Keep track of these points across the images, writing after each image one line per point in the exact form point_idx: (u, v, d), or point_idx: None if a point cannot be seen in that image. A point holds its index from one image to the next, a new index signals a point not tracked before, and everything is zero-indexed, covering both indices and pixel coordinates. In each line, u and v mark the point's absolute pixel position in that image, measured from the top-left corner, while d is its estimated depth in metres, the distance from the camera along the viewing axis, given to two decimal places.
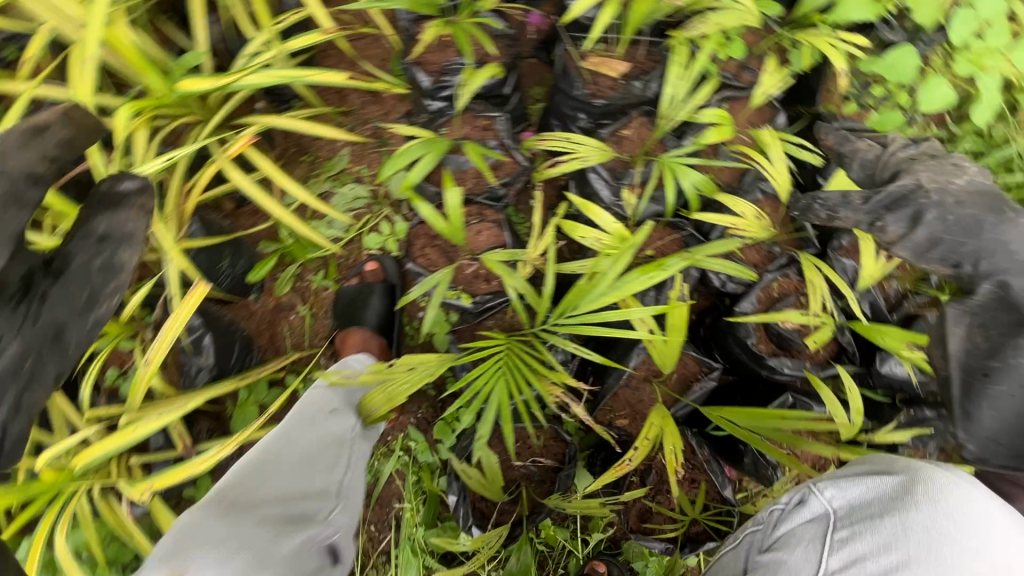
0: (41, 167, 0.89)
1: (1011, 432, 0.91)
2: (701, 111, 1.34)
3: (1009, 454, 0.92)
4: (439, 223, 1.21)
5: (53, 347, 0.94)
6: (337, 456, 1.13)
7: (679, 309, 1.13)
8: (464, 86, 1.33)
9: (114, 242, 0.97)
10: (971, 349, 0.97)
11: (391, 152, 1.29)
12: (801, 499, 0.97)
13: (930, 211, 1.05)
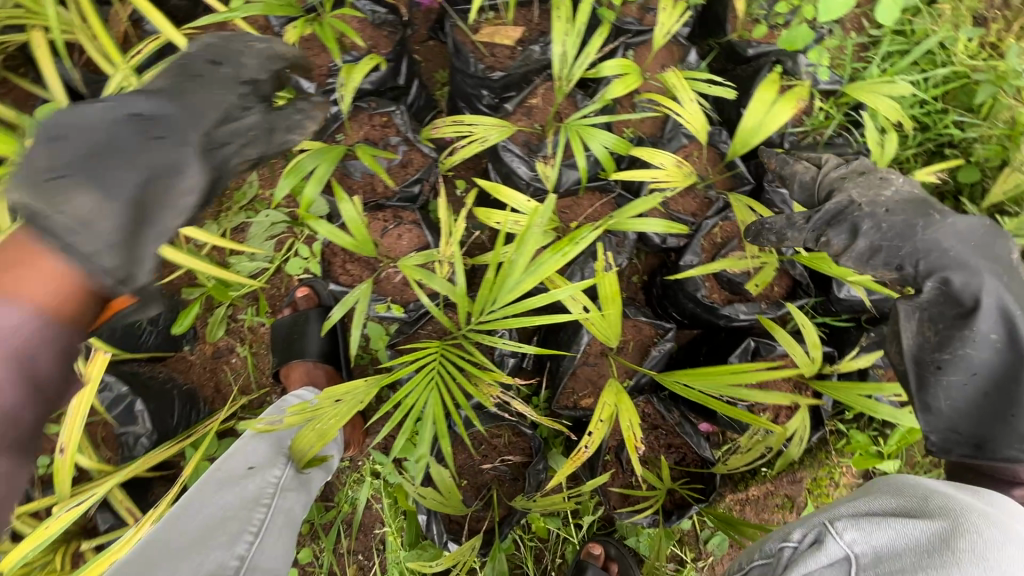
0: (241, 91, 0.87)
1: (971, 418, 0.91)
2: (602, 65, 1.24)
3: (966, 441, 0.91)
4: (343, 238, 1.14)
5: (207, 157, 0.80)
6: (246, 521, 1.11)
7: (606, 280, 1.07)
8: (344, 86, 1.22)
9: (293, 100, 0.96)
10: (921, 343, 0.94)
11: (282, 171, 1.20)
12: (815, 540, 0.80)
13: (864, 222, 0.97)
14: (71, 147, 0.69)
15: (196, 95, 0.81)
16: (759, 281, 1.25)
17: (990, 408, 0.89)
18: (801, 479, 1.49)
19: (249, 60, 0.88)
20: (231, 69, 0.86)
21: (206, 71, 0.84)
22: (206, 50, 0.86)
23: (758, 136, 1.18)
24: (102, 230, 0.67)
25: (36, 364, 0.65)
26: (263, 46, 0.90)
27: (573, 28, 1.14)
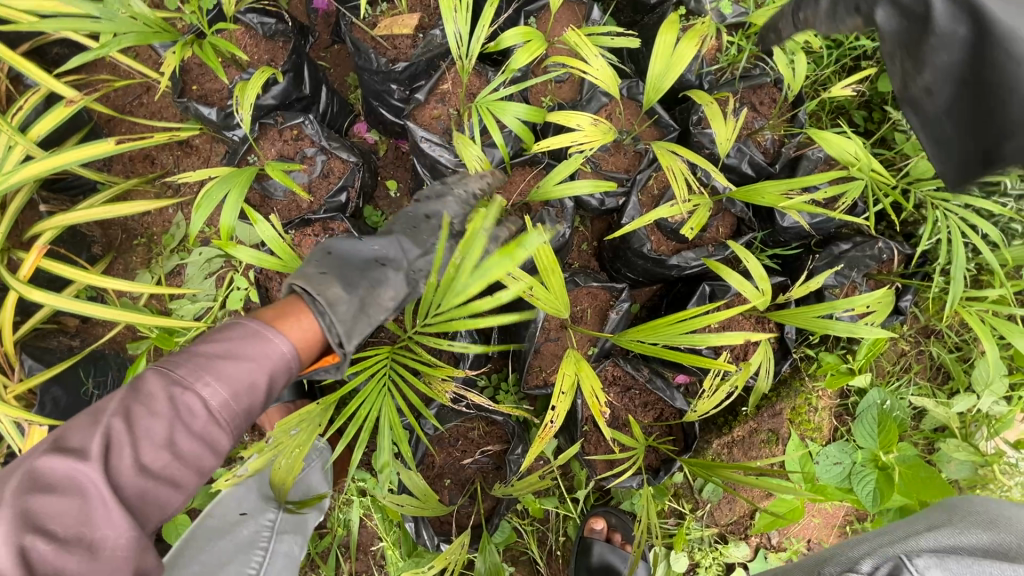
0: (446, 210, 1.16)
1: (977, 121, 0.70)
2: (502, 36, 1.20)
3: (977, 159, 0.71)
4: (269, 259, 1.09)
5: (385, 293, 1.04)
6: (246, 563, 1.11)
7: (540, 253, 1.05)
8: (241, 104, 1.17)
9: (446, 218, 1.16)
10: (905, 78, 0.75)
11: (192, 204, 1.14)
12: (889, 575, 0.70)
13: None
14: (330, 257, 1.03)
15: (422, 230, 1.13)
16: (692, 224, 1.16)
17: (980, 113, 0.69)
18: (780, 411, 1.51)
19: (454, 198, 1.16)
20: (461, 195, 1.16)
21: (430, 207, 1.15)
22: (443, 183, 1.19)
23: (666, 81, 1.17)
24: (335, 308, 0.96)
25: (226, 427, 0.83)
26: (465, 191, 1.17)
27: (462, 4, 1.10)
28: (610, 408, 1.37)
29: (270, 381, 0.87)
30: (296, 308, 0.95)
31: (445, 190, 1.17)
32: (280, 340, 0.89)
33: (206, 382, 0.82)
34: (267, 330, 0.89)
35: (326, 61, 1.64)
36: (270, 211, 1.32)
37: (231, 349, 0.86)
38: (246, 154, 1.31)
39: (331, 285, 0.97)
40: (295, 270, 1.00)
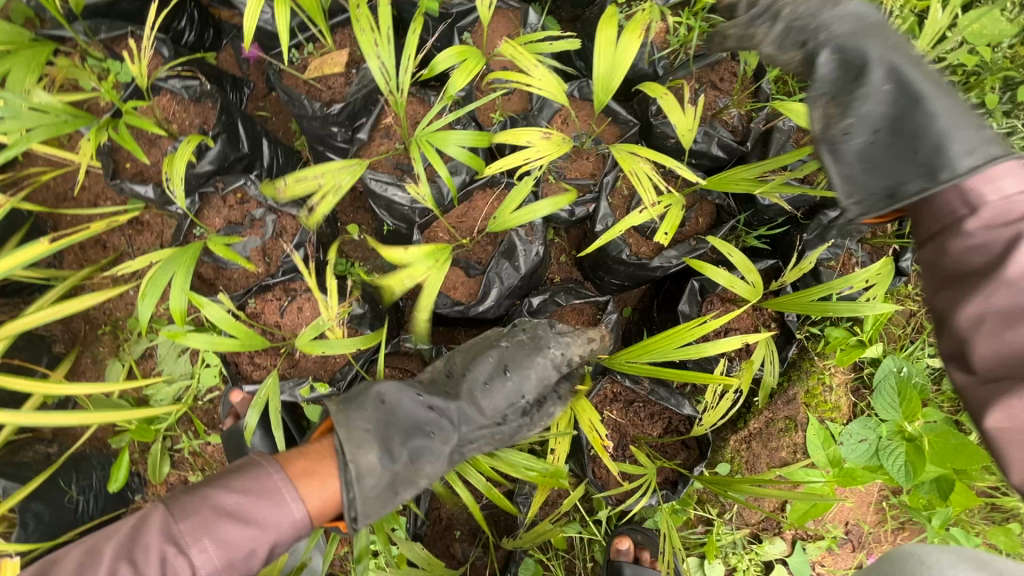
0: (508, 357, 1.13)
1: (874, 171, 0.88)
2: (434, 60, 1.13)
3: (881, 196, 0.87)
4: (224, 340, 1.02)
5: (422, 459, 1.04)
6: None
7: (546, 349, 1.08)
8: (171, 178, 1.10)
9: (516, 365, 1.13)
10: (827, 119, 0.93)
11: (138, 294, 1.08)
12: None
13: (783, 8, 1.01)
14: (383, 411, 1.05)
15: (491, 395, 1.10)
16: (667, 228, 1.07)
17: (892, 156, 0.87)
18: (795, 396, 1.44)
19: (538, 368, 1.12)
20: (544, 368, 1.12)
21: (513, 365, 1.12)
22: (538, 333, 1.15)
23: (615, 78, 1.09)
24: (366, 481, 0.97)
25: None
26: (558, 355, 1.13)
27: (381, 38, 1.03)
28: (614, 425, 1.30)
29: (270, 548, 0.91)
30: (325, 460, 0.98)
31: (539, 347, 1.13)
32: (296, 506, 0.92)
33: (207, 544, 0.87)
34: (287, 489, 0.93)
35: (266, 110, 1.56)
36: (226, 282, 1.25)
37: (240, 511, 0.89)
38: (191, 228, 1.24)
39: (368, 449, 0.98)
40: (345, 417, 1.00)
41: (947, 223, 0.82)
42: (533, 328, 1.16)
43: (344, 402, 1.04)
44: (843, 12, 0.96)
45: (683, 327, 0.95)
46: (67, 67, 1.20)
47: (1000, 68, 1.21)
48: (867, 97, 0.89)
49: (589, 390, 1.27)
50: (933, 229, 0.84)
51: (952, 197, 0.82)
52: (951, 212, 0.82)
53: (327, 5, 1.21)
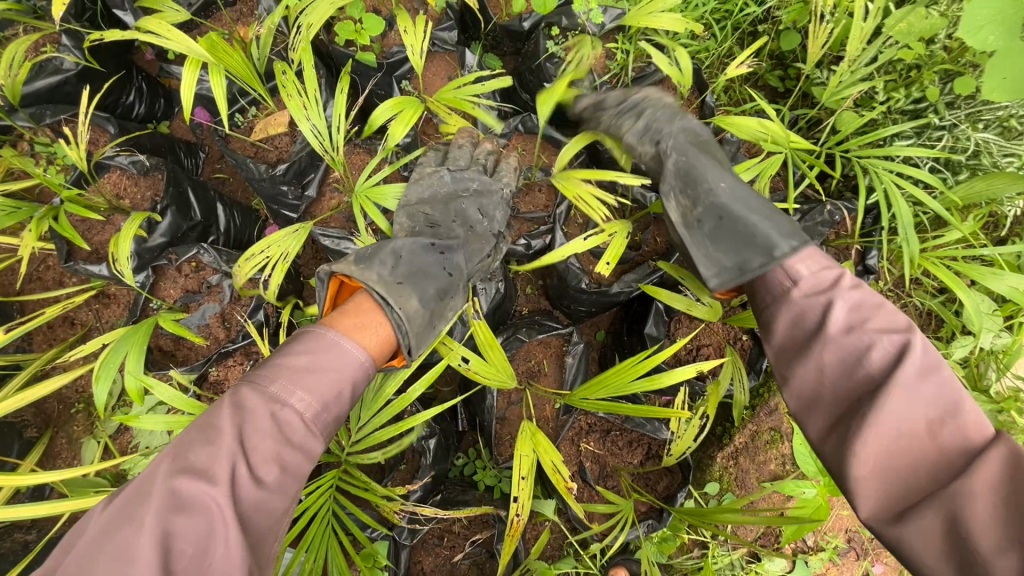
0: (483, 198, 1.14)
1: (730, 250, 0.93)
2: (371, 113, 1.13)
3: (733, 269, 0.91)
4: (179, 418, 1.02)
5: (448, 297, 1.03)
6: None
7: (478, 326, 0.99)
8: (118, 258, 1.10)
9: (485, 204, 1.15)
10: (680, 208, 1.00)
11: (93, 377, 1.07)
12: None
13: (632, 123, 1.13)
14: (401, 265, 0.98)
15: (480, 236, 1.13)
16: (610, 257, 1.07)
17: (738, 239, 0.92)
18: (777, 406, 1.40)
19: (498, 204, 1.16)
20: (505, 202, 1.17)
21: (485, 206, 1.14)
22: (486, 179, 1.15)
23: (549, 108, 1.10)
24: (413, 321, 0.93)
25: (312, 449, 0.77)
26: (510, 187, 1.17)
27: (311, 102, 1.06)
28: (593, 457, 1.27)
29: (353, 390, 0.83)
30: (365, 312, 0.90)
31: (491, 190, 1.15)
32: (358, 349, 0.84)
33: (299, 399, 0.76)
34: (344, 339, 0.83)
35: (223, 172, 1.57)
36: (186, 351, 1.24)
37: (315, 363, 0.80)
38: (147, 302, 1.24)
39: (409, 293, 0.94)
40: (364, 272, 0.92)
41: (776, 292, 0.87)
42: (476, 175, 1.15)
43: (356, 259, 0.93)
44: (678, 126, 1.08)
45: (635, 358, 0.93)
46: (10, 157, 1.20)
47: (937, 61, 1.21)
48: (702, 187, 0.97)
49: (562, 425, 1.25)
50: (766, 300, 0.89)
51: (777, 275, 0.88)
52: (779, 285, 0.87)
53: (261, 69, 1.22)
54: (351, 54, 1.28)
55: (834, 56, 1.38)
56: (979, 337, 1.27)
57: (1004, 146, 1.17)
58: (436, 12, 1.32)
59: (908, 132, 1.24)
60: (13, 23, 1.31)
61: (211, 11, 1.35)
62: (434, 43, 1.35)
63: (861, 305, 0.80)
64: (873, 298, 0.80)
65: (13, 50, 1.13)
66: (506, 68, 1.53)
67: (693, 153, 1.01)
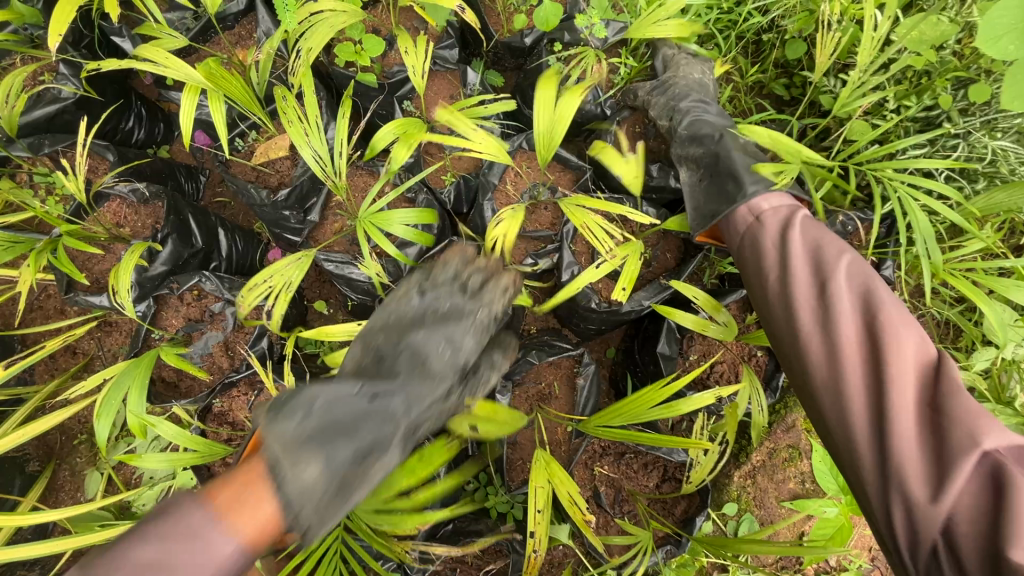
0: (447, 326, 0.93)
1: (710, 200, 1.08)
2: (373, 136, 1.10)
3: (708, 215, 1.06)
4: (183, 455, 1.01)
5: (373, 458, 0.78)
6: None
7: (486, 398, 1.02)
8: (118, 291, 1.08)
9: (450, 320, 0.94)
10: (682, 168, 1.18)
11: (95, 414, 1.04)
12: None
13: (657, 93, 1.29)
14: (314, 417, 0.76)
15: (435, 369, 0.89)
16: (624, 283, 1.05)
17: (716, 191, 1.07)
18: (794, 423, 1.37)
19: (467, 333, 0.94)
20: (477, 328, 0.95)
21: (446, 334, 0.92)
22: (461, 301, 0.97)
23: (557, 133, 1.07)
24: (306, 495, 0.71)
25: None
26: (484, 316, 0.96)
27: (312, 127, 1.04)
28: (607, 481, 1.23)
29: None
30: (254, 486, 0.69)
31: (462, 314, 0.95)
32: (225, 542, 0.64)
33: None
34: (210, 527, 0.64)
35: (224, 196, 1.55)
36: (190, 382, 1.22)
37: (154, 561, 0.62)
38: (149, 333, 1.22)
39: (313, 453, 0.73)
40: (269, 426, 0.74)
41: (745, 226, 0.98)
42: (450, 294, 0.97)
43: (270, 408, 0.77)
44: (691, 97, 1.23)
45: (656, 388, 0.92)
46: (9, 190, 1.19)
47: (949, 68, 1.18)
48: (711, 150, 1.14)
49: (575, 449, 1.22)
50: (736, 237, 0.99)
51: (741, 215, 0.99)
52: (744, 221, 0.99)
53: (261, 93, 1.20)
54: (352, 76, 1.26)
55: (841, 65, 1.36)
56: (1003, 348, 1.23)
57: (1022, 154, 1.15)
58: (436, 30, 1.30)
59: (922, 141, 1.21)
60: (9, 53, 1.30)
61: (209, 34, 1.33)
62: (435, 62, 1.33)
63: (829, 243, 0.84)
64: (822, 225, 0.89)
65: (9, 81, 1.12)
66: (507, 84, 1.51)
67: (698, 121, 1.18)
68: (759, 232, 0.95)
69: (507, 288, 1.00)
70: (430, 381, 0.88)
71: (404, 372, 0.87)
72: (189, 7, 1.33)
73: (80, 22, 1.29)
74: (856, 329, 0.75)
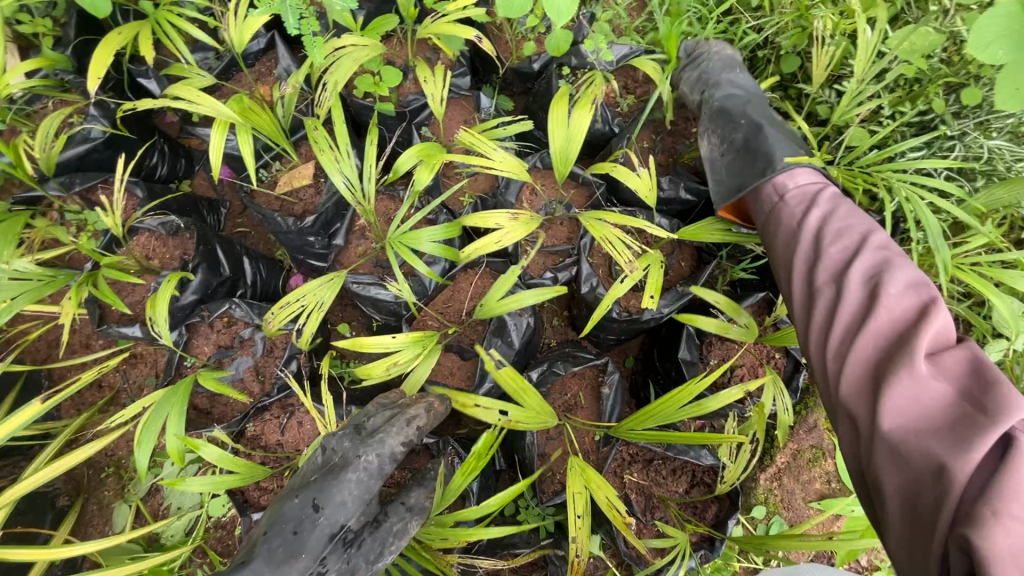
0: (290, 529, 0.96)
1: None
2: (398, 161, 1.16)
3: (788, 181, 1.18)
4: (225, 478, 1.04)
5: None
6: None
7: (519, 386, 0.98)
8: (155, 318, 1.11)
9: (337, 473, 1.00)
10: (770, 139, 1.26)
11: (135, 441, 1.06)
12: None
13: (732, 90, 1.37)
14: None
15: (305, 542, 0.95)
16: (652, 290, 1.06)
17: None
18: (815, 423, 1.38)
19: (349, 488, 0.99)
20: (357, 485, 1.00)
21: (323, 498, 0.98)
22: (350, 449, 1.03)
23: (571, 149, 1.11)
24: None
25: None
26: (373, 462, 1.02)
27: (343, 155, 1.09)
28: (637, 489, 1.24)
29: None
30: None
31: (346, 464, 1.01)
32: None
33: None
34: None
35: (245, 226, 1.60)
36: (223, 408, 1.24)
37: None
38: (181, 361, 1.23)
39: None
40: None
41: (771, 205, 1.06)
42: (341, 443, 1.04)
43: None
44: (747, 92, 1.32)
45: (681, 390, 0.94)
46: (45, 227, 1.22)
47: (939, 75, 1.25)
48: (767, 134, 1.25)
49: (605, 456, 1.23)
50: (764, 216, 1.07)
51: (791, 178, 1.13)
52: (770, 200, 1.07)
53: (287, 125, 1.26)
54: (372, 106, 1.32)
55: (836, 76, 1.43)
56: (1015, 339, 1.26)
57: (1017, 152, 1.22)
58: (450, 59, 1.37)
59: (919, 145, 1.27)
60: (41, 97, 1.35)
61: (232, 72, 1.39)
62: (450, 90, 1.39)
63: (856, 227, 0.93)
64: (854, 225, 0.92)
65: (48, 124, 1.17)
66: (516, 107, 1.57)
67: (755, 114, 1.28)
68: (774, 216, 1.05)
69: (412, 420, 1.06)
70: (314, 536, 0.96)
71: (261, 561, 0.91)
72: (213, 49, 1.40)
73: (111, 66, 1.35)
74: (860, 304, 0.82)
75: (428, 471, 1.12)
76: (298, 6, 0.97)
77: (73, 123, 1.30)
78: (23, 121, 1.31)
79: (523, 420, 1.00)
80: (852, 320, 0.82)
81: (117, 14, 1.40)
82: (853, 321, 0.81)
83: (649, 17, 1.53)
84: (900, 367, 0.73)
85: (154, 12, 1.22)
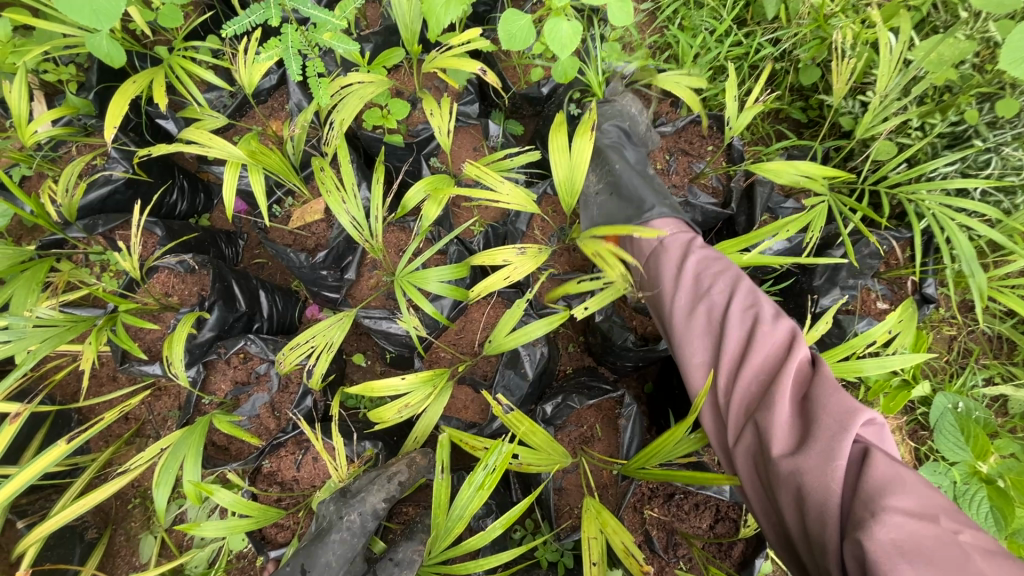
0: None
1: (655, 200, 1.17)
2: (406, 196, 1.15)
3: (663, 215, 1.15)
4: (240, 521, 1.06)
5: None
6: None
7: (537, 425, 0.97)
8: (171, 358, 1.12)
9: (321, 536, 1.01)
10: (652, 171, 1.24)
11: (153, 482, 1.07)
12: None
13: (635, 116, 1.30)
14: None
15: None
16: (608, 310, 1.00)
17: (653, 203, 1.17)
18: None
19: (334, 549, 1.01)
20: (341, 545, 1.01)
21: (310, 561, 0.99)
22: (334, 512, 1.04)
23: (577, 179, 1.08)
24: None
25: None
26: (356, 521, 1.03)
27: (348, 194, 1.09)
28: (659, 524, 1.19)
29: None
30: None
31: (328, 529, 1.02)
32: None
33: None
34: None
35: (261, 258, 1.62)
36: (240, 445, 1.26)
37: None
38: (199, 398, 1.25)
39: None
40: None
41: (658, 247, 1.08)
42: (325, 506, 1.05)
43: None
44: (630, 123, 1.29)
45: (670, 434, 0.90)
46: (69, 271, 1.27)
47: (972, 84, 1.19)
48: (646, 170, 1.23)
49: (623, 491, 1.19)
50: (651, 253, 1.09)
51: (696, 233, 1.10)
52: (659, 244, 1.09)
53: (297, 161, 1.26)
54: (381, 138, 1.33)
55: (858, 87, 1.37)
56: None
57: None
58: (457, 88, 1.37)
59: (954, 158, 1.20)
60: (66, 143, 1.39)
61: (245, 109, 1.42)
62: (458, 119, 1.39)
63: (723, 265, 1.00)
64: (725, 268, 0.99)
65: (69, 171, 1.20)
66: (526, 131, 1.56)
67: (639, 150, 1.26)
68: (650, 263, 1.08)
69: (393, 476, 1.09)
70: None
71: None
72: (226, 87, 1.43)
73: (130, 110, 1.40)
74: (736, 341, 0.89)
75: (418, 523, 1.10)
76: (300, 47, 0.97)
77: (97, 166, 1.35)
78: (49, 167, 1.35)
79: (536, 449, 0.98)
80: (742, 366, 0.86)
81: (135, 59, 1.45)
82: (739, 370, 0.86)
83: (661, 33, 1.50)
84: (773, 405, 0.78)
85: (169, 59, 1.25)
